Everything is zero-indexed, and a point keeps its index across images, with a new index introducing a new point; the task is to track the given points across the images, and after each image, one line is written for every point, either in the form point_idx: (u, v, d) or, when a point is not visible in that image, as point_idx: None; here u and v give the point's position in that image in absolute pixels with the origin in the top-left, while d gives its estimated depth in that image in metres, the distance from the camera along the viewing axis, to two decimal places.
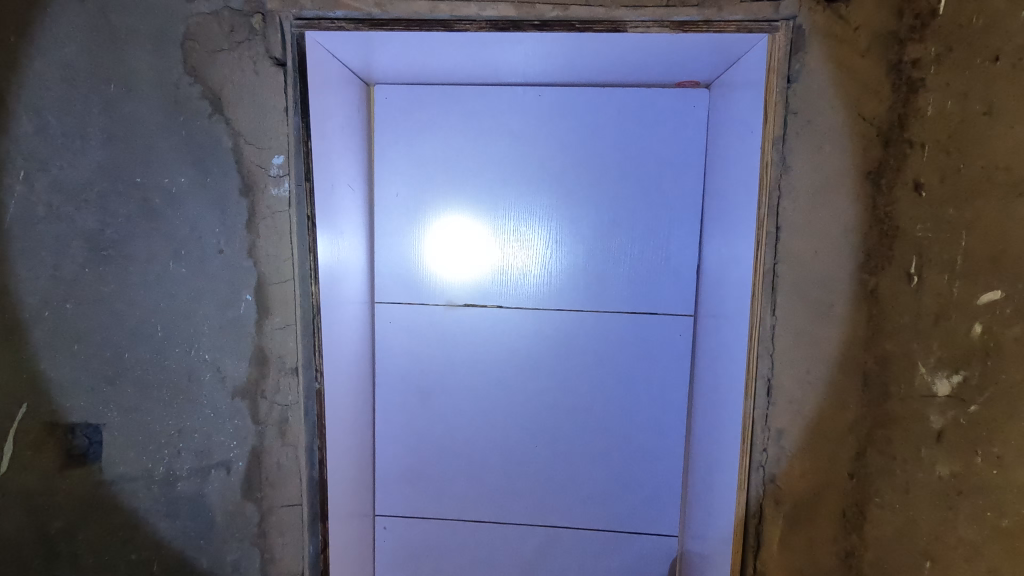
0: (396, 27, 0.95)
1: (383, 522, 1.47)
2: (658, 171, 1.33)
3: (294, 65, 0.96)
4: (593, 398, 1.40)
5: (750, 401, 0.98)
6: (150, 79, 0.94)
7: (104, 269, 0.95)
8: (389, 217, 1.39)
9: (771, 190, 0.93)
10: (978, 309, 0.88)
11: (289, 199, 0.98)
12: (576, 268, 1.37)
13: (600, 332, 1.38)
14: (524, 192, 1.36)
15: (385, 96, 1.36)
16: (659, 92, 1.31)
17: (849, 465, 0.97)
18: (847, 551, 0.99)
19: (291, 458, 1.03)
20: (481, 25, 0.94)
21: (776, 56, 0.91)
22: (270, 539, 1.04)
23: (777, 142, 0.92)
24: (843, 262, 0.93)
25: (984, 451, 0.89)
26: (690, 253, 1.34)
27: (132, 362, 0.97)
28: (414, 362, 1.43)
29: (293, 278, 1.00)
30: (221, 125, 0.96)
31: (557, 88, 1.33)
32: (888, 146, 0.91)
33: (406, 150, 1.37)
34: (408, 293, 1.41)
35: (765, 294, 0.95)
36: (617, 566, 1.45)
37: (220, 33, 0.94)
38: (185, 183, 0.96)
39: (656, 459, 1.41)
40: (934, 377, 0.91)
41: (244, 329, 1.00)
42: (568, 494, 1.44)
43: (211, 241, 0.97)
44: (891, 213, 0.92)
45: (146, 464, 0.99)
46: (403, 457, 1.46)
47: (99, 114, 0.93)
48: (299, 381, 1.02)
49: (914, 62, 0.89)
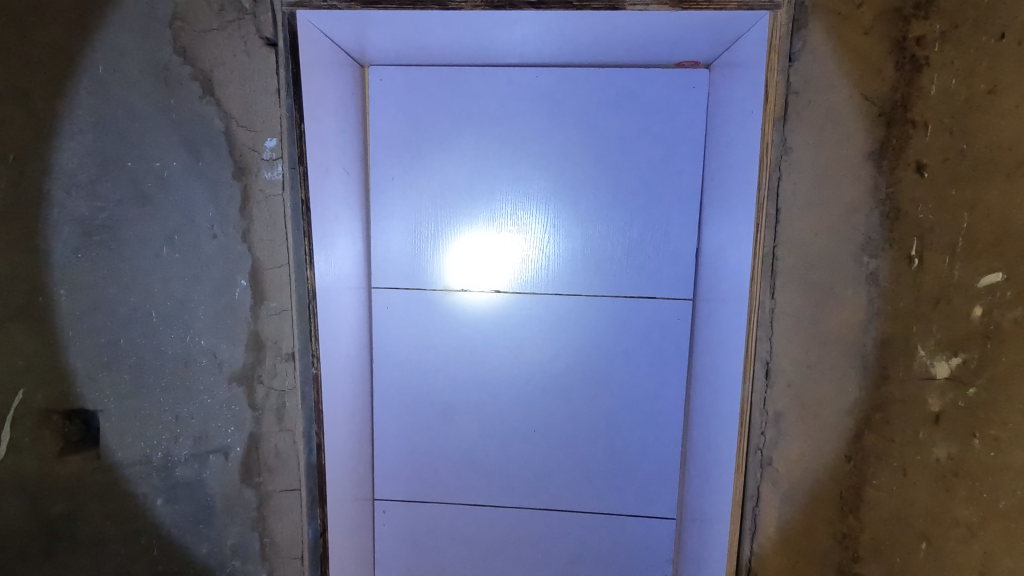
0: (389, 5, 0.93)
1: (382, 505, 1.48)
2: (657, 154, 1.31)
3: (285, 44, 0.95)
4: (592, 382, 1.40)
5: (749, 384, 0.97)
6: (137, 59, 0.91)
7: (98, 254, 0.93)
8: (387, 201, 1.38)
9: (772, 171, 0.91)
10: (978, 292, 0.88)
11: (282, 182, 0.98)
12: (575, 254, 1.36)
13: (601, 316, 1.38)
14: (522, 178, 1.35)
15: (380, 78, 1.33)
16: (658, 72, 1.29)
17: (847, 448, 0.96)
18: (843, 533, 0.99)
19: (290, 443, 1.04)
20: (475, 3, 0.91)
21: (777, 34, 0.89)
22: (269, 522, 1.06)
23: (777, 123, 0.90)
24: (844, 245, 0.92)
25: (981, 433, 0.90)
26: (690, 236, 1.33)
27: (127, 349, 0.96)
28: (413, 347, 1.42)
29: (288, 263, 1.00)
30: (212, 108, 0.95)
31: (556, 70, 1.31)
32: (891, 126, 0.89)
33: (403, 133, 1.35)
34: (405, 280, 1.40)
35: (765, 276, 0.94)
36: (613, 548, 1.46)
37: (208, 13, 0.93)
38: (177, 167, 0.94)
39: (654, 443, 1.41)
40: (934, 359, 0.91)
41: (239, 315, 1.00)
42: (566, 478, 1.44)
43: (204, 225, 0.96)
44: (892, 194, 0.90)
45: (143, 450, 0.99)
46: (402, 443, 1.46)
47: (87, 97, 0.90)
48: (295, 367, 1.03)
49: (917, 39, 0.87)
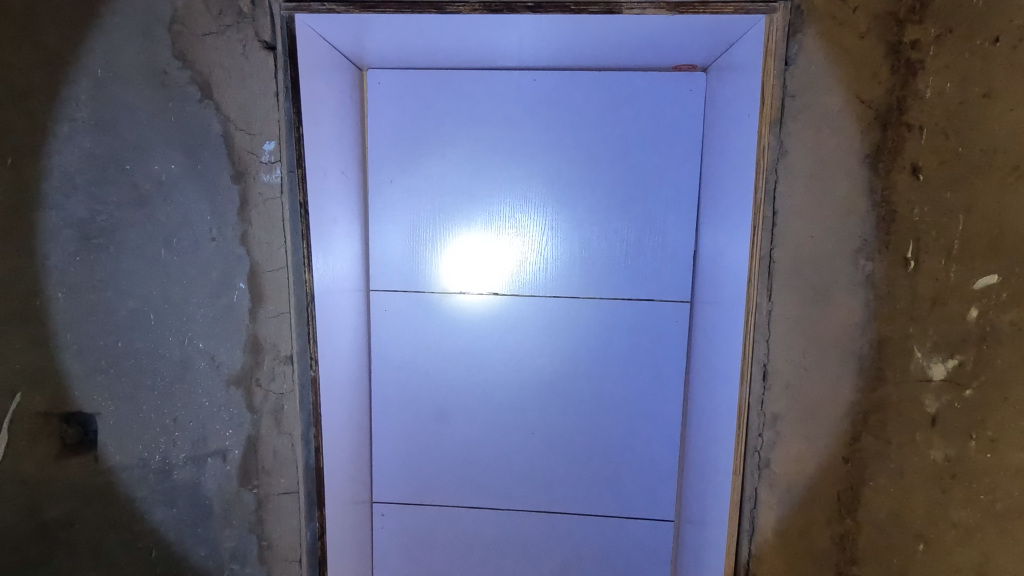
0: (386, 9, 0.93)
1: (381, 509, 1.48)
2: (655, 156, 1.32)
3: (283, 48, 0.96)
4: (590, 384, 1.40)
5: (745, 386, 0.98)
6: (136, 62, 0.91)
7: (97, 257, 0.93)
8: (384, 204, 1.38)
9: (768, 173, 0.91)
10: (974, 294, 0.89)
11: (280, 185, 0.98)
12: (575, 255, 1.36)
13: (599, 319, 1.38)
14: (522, 181, 1.35)
15: (378, 81, 1.34)
16: (656, 75, 1.29)
17: (844, 449, 0.97)
18: (841, 534, 0.99)
19: (288, 446, 1.04)
20: (473, 7, 0.92)
21: (773, 37, 0.89)
22: (267, 525, 1.06)
23: (774, 126, 0.90)
24: (841, 247, 0.92)
25: (978, 434, 0.91)
26: (687, 238, 1.33)
27: (125, 352, 0.96)
28: (411, 349, 1.43)
29: (286, 266, 1.00)
30: (211, 111, 0.95)
31: (553, 73, 1.31)
32: (887, 129, 0.90)
33: (400, 137, 1.36)
34: (403, 282, 1.40)
35: (761, 279, 0.94)
36: (612, 551, 1.46)
37: (207, 16, 0.93)
38: (176, 170, 0.95)
39: (652, 446, 1.42)
40: (930, 361, 0.92)
41: (237, 318, 1.00)
42: (564, 481, 1.44)
43: (202, 228, 0.97)
44: (889, 197, 0.91)
45: (141, 453, 0.99)
46: (401, 446, 1.46)
47: (86, 100, 0.90)
48: (293, 369, 1.03)
49: (913, 43, 0.87)
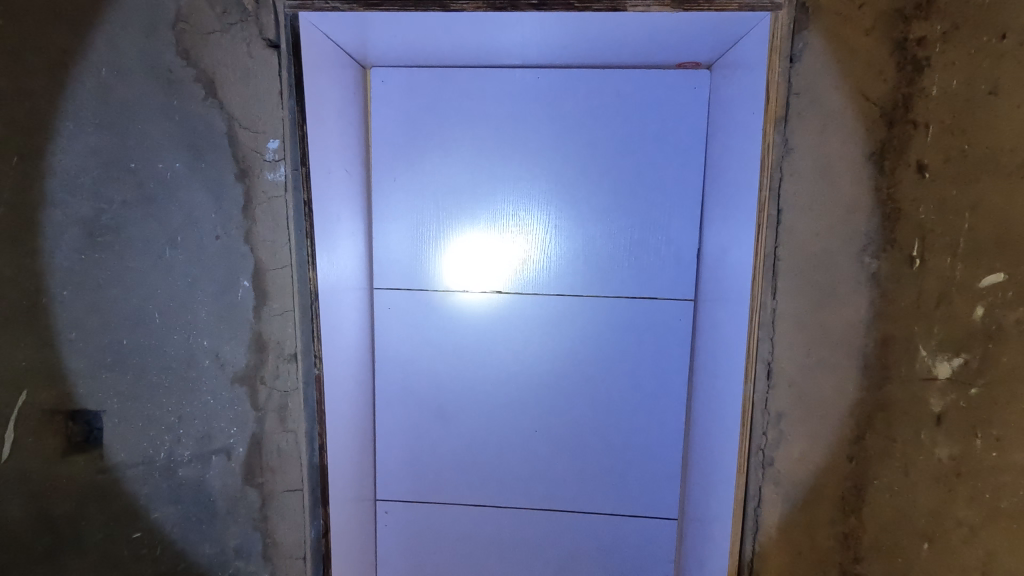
0: (390, 7, 0.93)
1: (384, 506, 1.49)
2: (658, 154, 1.32)
3: (287, 47, 0.95)
4: (593, 383, 1.40)
5: (750, 384, 0.97)
6: (141, 61, 0.91)
7: (102, 255, 0.93)
8: (388, 203, 1.38)
9: (772, 172, 0.91)
10: (979, 292, 0.89)
11: (285, 184, 0.98)
12: (577, 254, 1.36)
13: (603, 317, 1.38)
14: (524, 179, 1.35)
15: (381, 79, 1.34)
16: (659, 73, 1.29)
17: (848, 448, 0.97)
18: (844, 533, 0.99)
19: (292, 443, 1.04)
20: (477, 4, 0.92)
21: (778, 35, 0.89)
22: (271, 522, 1.06)
23: (778, 124, 0.90)
24: (846, 245, 0.92)
25: (983, 433, 0.91)
26: (691, 236, 1.33)
27: (130, 350, 0.96)
28: (414, 348, 1.43)
29: (290, 264, 1.00)
30: (215, 110, 0.95)
31: (556, 71, 1.31)
32: (892, 127, 0.89)
33: (403, 135, 1.36)
34: (406, 280, 1.41)
35: (766, 277, 0.94)
36: (614, 549, 1.46)
37: (211, 15, 0.93)
38: (181, 168, 0.95)
39: (655, 444, 1.42)
40: (935, 359, 0.92)
41: (242, 316, 1.00)
42: (567, 479, 1.45)
43: (207, 227, 0.97)
44: (893, 195, 0.90)
45: (146, 451, 0.99)
46: (404, 443, 1.46)
47: (90, 99, 0.90)
48: (298, 368, 1.03)
49: (919, 40, 0.87)
